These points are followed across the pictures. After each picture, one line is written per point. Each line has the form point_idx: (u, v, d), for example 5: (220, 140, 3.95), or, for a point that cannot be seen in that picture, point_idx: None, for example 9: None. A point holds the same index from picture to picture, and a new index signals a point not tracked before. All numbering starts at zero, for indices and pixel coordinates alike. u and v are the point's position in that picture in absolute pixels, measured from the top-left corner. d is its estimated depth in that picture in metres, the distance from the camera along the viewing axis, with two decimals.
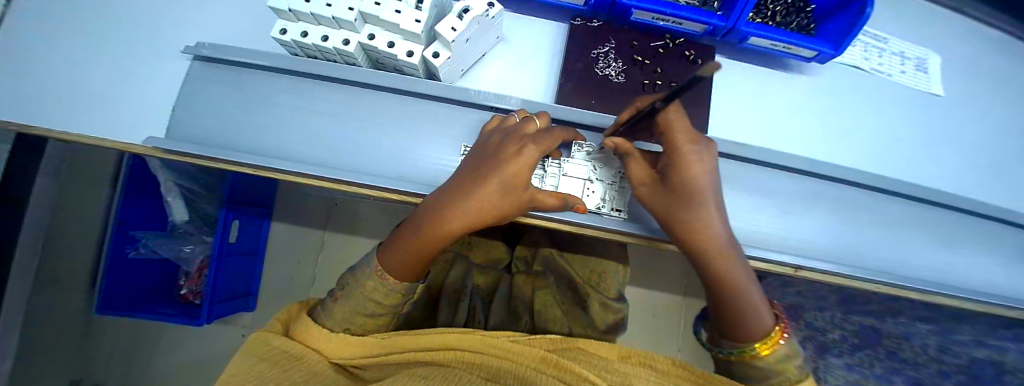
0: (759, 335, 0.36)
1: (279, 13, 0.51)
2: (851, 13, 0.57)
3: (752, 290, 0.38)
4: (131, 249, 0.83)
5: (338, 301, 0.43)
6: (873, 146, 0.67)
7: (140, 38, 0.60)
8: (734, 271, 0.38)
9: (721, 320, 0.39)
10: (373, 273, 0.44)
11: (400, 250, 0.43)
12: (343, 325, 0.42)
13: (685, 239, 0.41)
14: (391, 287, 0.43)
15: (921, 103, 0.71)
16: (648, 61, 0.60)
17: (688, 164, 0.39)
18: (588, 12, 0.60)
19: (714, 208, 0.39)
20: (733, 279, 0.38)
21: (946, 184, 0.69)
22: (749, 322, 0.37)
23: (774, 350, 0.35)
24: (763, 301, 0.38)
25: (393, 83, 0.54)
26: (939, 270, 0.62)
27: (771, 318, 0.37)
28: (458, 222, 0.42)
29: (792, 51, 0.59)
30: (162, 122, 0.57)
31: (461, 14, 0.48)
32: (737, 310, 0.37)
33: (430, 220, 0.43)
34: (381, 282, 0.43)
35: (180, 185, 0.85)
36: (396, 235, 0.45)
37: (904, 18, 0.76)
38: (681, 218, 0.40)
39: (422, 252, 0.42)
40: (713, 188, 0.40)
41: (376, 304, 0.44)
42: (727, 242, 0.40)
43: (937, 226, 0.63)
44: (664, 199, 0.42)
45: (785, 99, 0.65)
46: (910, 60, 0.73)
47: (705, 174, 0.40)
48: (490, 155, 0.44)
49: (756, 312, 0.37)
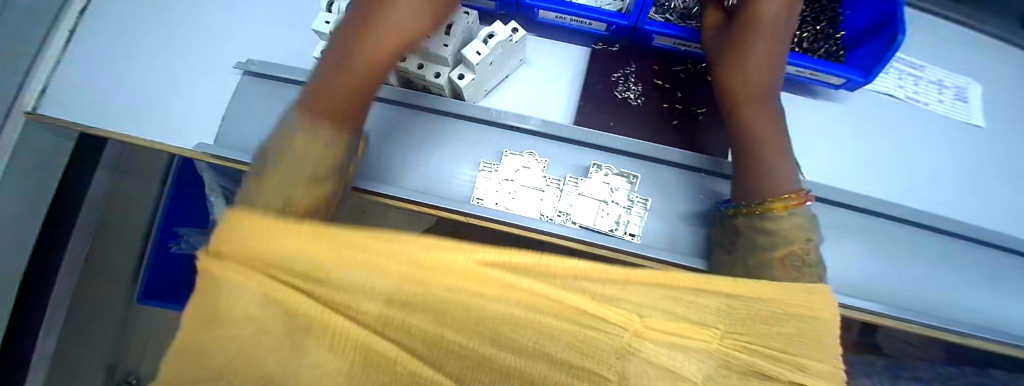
0: (774, 190, 0.44)
1: (320, 36, 0.56)
2: (883, 39, 0.55)
3: (773, 157, 0.45)
4: (174, 243, 0.91)
5: (264, 177, 0.37)
6: (912, 178, 0.63)
7: (196, 53, 0.67)
8: (765, 138, 0.46)
9: (745, 173, 0.46)
10: (301, 128, 0.40)
11: (334, 90, 0.42)
12: (283, 200, 0.36)
13: (738, 87, 0.48)
14: (328, 132, 0.41)
15: (963, 136, 0.67)
16: (669, 85, 0.60)
17: (758, 13, 0.48)
18: (609, 36, 0.62)
19: (764, 52, 0.48)
20: (766, 142, 0.46)
21: (995, 220, 0.64)
22: (771, 176, 0.44)
23: (786, 207, 0.43)
24: (786, 170, 0.45)
25: (419, 102, 0.57)
26: (981, 312, 0.58)
27: (791, 186, 0.44)
28: (382, 44, 0.43)
29: (819, 78, 0.58)
30: (206, 128, 0.62)
31: (487, 39, 0.51)
32: (763, 164, 0.45)
33: (347, 54, 0.43)
34: (313, 132, 0.40)
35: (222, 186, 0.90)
36: (317, 85, 0.43)
37: (943, 47, 0.73)
38: (745, 58, 0.48)
39: (360, 92, 0.43)
40: (775, 38, 0.48)
41: (307, 176, 0.38)
42: (767, 101, 0.48)
43: (980, 268, 0.59)
44: (727, 48, 0.50)
45: (814, 124, 0.62)
46: (950, 89, 0.70)
47: (771, 23, 0.48)
48: None
49: (779, 171, 0.45)
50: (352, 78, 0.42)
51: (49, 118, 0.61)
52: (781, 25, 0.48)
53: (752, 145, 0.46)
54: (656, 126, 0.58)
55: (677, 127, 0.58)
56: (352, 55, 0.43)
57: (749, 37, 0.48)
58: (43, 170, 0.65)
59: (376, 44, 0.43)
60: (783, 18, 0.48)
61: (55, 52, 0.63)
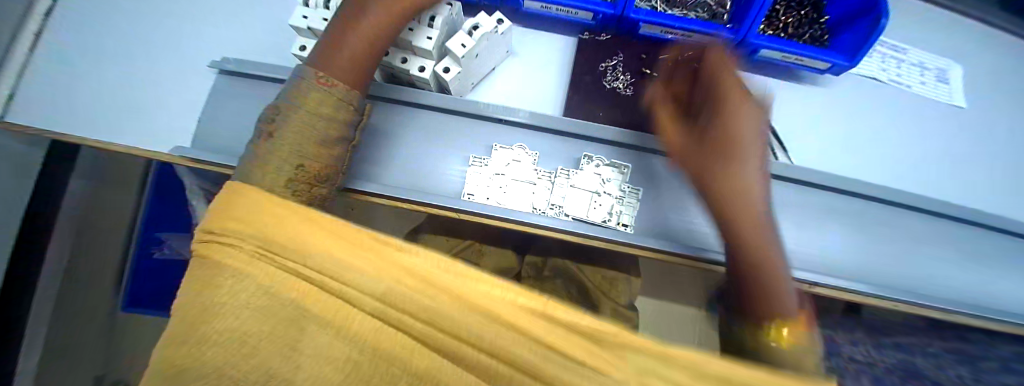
0: (783, 312, 0.34)
1: (298, 32, 0.54)
2: (867, 22, 0.55)
3: (780, 273, 0.35)
4: (156, 249, 0.88)
5: (273, 140, 0.35)
6: (896, 159, 0.64)
7: (168, 52, 0.64)
8: (770, 245, 0.35)
9: (745, 300, 0.36)
10: (312, 82, 0.37)
11: (342, 57, 0.40)
12: (294, 161, 0.35)
13: (724, 197, 0.37)
14: (337, 94, 0.38)
15: (943, 116, 0.69)
16: (657, 74, 0.60)
17: (726, 118, 0.38)
18: (596, 26, 0.61)
19: (749, 145, 0.37)
20: (773, 251, 0.35)
21: (975, 196, 0.66)
22: (781, 297, 0.34)
23: (791, 337, 0.33)
24: (790, 282, 0.36)
25: (404, 97, 0.55)
26: (961, 287, 0.60)
27: (797, 305, 0.35)
28: (384, 10, 0.42)
29: (804, 63, 0.58)
30: (183, 130, 0.60)
31: (472, 30, 0.50)
32: (773, 283, 0.35)
33: (348, 25, 0.41)
34: (329, 87, 0.38)
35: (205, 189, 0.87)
36: (322, 53, 0.40)
37: (923, 29, 0.75)
38: (727, 164, 0.37)
39: (373, 55, 0.42)
40: (754, 125, 0.38)
41: (314, 141, 0.36)
42: (762, 203, 0.37)
43: (960, 244, 0.61)
44: (701, 160, 0.39)
45: (801, 108, 0.63)
46: (931, 70, 0.71)
47: (749, 123, 0.38)
48: None
49: (789, 288, 0.35)
50: (359, 45, 0.41)
51: (16, 125, 0.58)
52: (755, 110, 0.39)
53: (753, 254, 0.35)
54: (645, 115, 0.57)
55: None
56: (356, 25, 0.41)
57: (723, 159, 0.37)
58: (12, 180, 0.62)
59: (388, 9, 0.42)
60: (756, 107, 0.39)
61: (19, 56, 0.60)
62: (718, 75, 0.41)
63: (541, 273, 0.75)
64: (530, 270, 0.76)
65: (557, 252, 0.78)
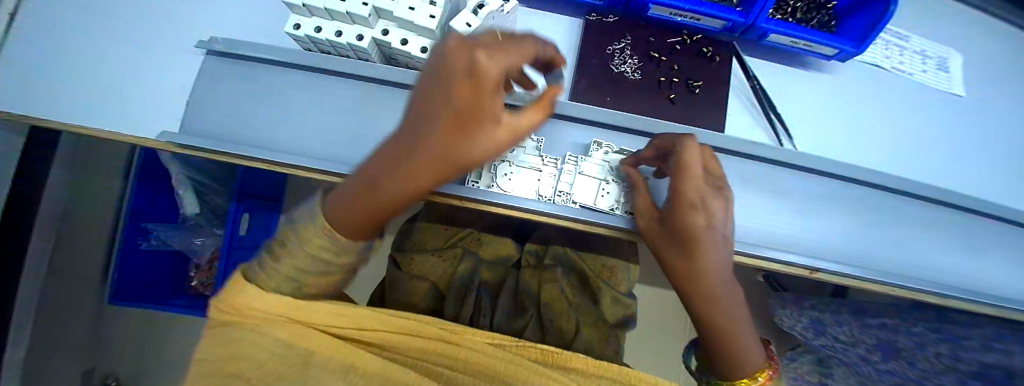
0: (743, 376, 0.40)
1: (292, 9, 0.51)
2: (876, 8, 0.55)
3: (742, 340, 0.40)
4: (143, 241, 0.84)
5: (279, 258, 0.31)
6: (897, 147, 0.65)
7: (151, 32, 0.60)
8: (733, 327, 0.40)
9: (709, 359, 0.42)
10: (320, 229, 0.31)
11: (357, 218, 0.30)
12: (303, 271, 0.31)
13: (684, 285, 0.41)
14: (345, 247, 0.32)
15: (943, 104, 0.69)
16: (665, 58, 0.58)
17: (684, 219, 0.37)
18: (604, 7, 0.59)
19: (711, 248, 0.38)
20: (736, 329, 0.40)
21: (966, 183, 0.67)
22: (741, 365, 0.40)
23: None
24: (754, 346, 0.41)
25: (406, 79, 0.53)
26: (952, 271, 0.62)
27: (760, 360, 0.41)
28: (419, 185, 0.27)
29: (812, 49, 0.57)
30: (173, 115, 0.57)
31: (476, 9, 0.48)
32: (734, 355, 0.40)
33: (374, 183, 0.28)
34: (330, 241, 0.31)
35: (192, 179, 0.83)
36: (344, 201, 0.30)
37: (925, 17, 0.75)
38: (685, 262, 0.39)
39: (383, 215, 0.31)
40: (715, 226, 0.37)
41: (325, 262, 0.32)
42: (724, 289, 0.40)
43: (951, 230, 0.62)
44: (666, 245, 0.42)
45: (807, 95, 0.62)
46: (932, 58, 0.72)
47: (707, 227, 0.37)
48: (431, 84, 0.21)
49: (750, 354, 0.40)
50: (380, 209, 0.30)
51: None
52: (718, 206, 0.37)
53: (713, 333, 0.40)
54: (653, 100, 0.56)
55: (674, 101, 0.56)
56: (370, 193, 0.28)
57: (684, 253, 0.39)
58: None
59: (400, 183, 0.27)
60: (721, 207, 0.38)
61: None
62: (681, 169, 0.38)
63: (542, 261, 0.72)
64: (530, 259, 0.73)
65: (558, 240, 0.77)
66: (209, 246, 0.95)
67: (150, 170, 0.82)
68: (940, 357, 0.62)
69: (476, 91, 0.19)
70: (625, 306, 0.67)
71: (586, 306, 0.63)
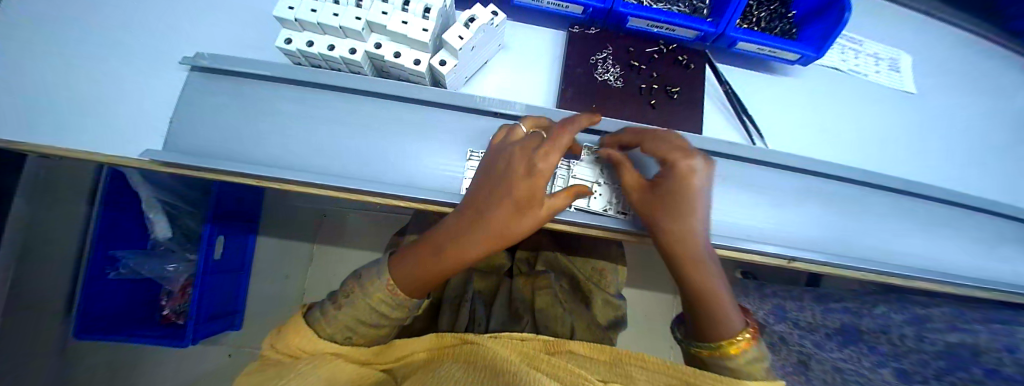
0: (732, 335, 0.40)
1: (283, 24, 0.52)
2: (831, 18, 0.60)
3: (728, 301, 0.43)
4: (111, 270, 0.75)
5: (340, 308, 0.42)
6: (857, 142, 0.70)
7: (131, 51, 0.59)
8: (715, 285, 0.43)
9: (702, 326, 0.43)
10: (383, 286, 0.43)
11: (418, 269, 0.44)
12: (360, 321, 0.43)
13: (680, 245, 0.44)
14: (401, 302, 0.44)
15: (895, 102, 0.76)
16: (645, 66, 0.62)
17: (687, 178, 0.43)
18: (586, 19, 0.62)
19: (702, 210, 0.43)
20: (720, 286, 0.43)
21: (919, 173, 0.74)
22: (728, 320, 0.41)
23: (743, 351, 0.40)
24: (735, 308, 0.43)
25: (397, 91, 0.54)
26: (912, 255, 0.67)
27: (744, 321, 0.42)
28: (482, 245, 0.45)
29: (777, 55, 0.62)
30: (154, 134, 0.56)
31: (468, 23, 0.50)
32: (721, 310, 0.42)
33: (447, 243, 0.45)
34: (391, 295, 0.43)
35: (162, 200, 0.78)
36: (418, 256, 0.45)
37: (874, 23, 0.83)
38: (679, 218, 0.43)
39: (441, 273, 0.45)
40: (705, 188, 0.44)
41: (381, 315, 0.43)
42: (708, 251, 0.45)
43: (909, 217, 0.68)
44: (658, 207, 0.45)
45: (775, 98, 0.67)
46: (884, 60, 0.79)
47: (701, 189, 0.43)
48: (507, 177, 0.45)
49: (734, 311, 0.42)
50: (443, 261, 0.44)
51: None
52: (708, 173, 0.44)
53: (705, 291, 0.43)
54: (635, 106, 0.59)
55: (655, 106, 0.60)
56: (442, 250, 0.44)
57: (681, 208, 0.43)
58: None
59: (473, 233, 0.44)
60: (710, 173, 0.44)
61: None
62: (665, 143, 0.46)
63: (533, 267, 0.72)
64: (523, 265, 0.73)
65: (547, 246, 0.78)
66: (182, 273, 0.86)
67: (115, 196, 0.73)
68: (905, 338, 0.67)
69: (537, 180, 0.43)
70: (617, 308, 0.68)
71: (579, 309, 0.64)
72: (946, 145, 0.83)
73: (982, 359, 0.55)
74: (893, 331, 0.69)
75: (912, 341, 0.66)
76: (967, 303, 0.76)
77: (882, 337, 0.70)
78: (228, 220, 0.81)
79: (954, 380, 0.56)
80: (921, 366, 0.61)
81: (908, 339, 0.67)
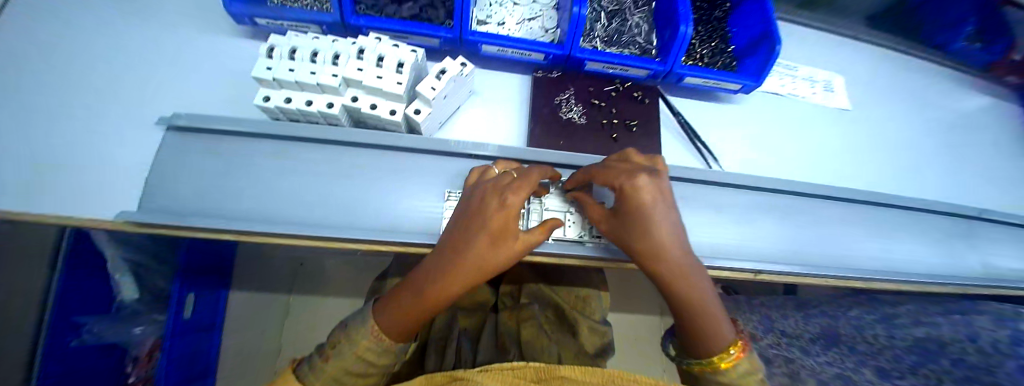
0: (721, 349, 0.42)
1: (262, 83, 0.54)
2: (764, 53, 0.68)
3: (712, 315, 0.44)
4: (73, 337, 0.67)
5: (328, 360, 0.43)
6: (805, 158, 0.77)
7: (110, 117, 0.61)
8: (696, 302, 0.43)
9: (691, 345, 0.44)
10: (369, 332, 0.44)
11: (398, 313, 0.45)
12: (345, 372, 0.43)
13: (652, 266, 0.44)
14: (386, 347, 0.45)
15: (833, 119, 0.84)
16: (605, 103, 0.67)
17: (637, 197, 0.44)
18: (548, 65, 0.68)
19: (663, 226, 0.44)
20: (698, 301, 0.43)
21: (863, 182, 0.81)
22: (710, 336, 0.42)
23: (734, 364, 0.41)
24: (722, 319, 0.44)
25: (375, 139, 0.57)
26: (866, 257, 0.73)
27: (732, 332, 0.43)
28: (461, 281, 0.46)
29: (722, 86, 0.69)
30: (130, 195, 0.56)
31: (439, 75, 0.54)
32: (701, 326, 0.43)
33: (424, 285, 0.45)
34: (376, 342, 0.44)
35: (127, 259, 0.76)
36: (397, 302, 0.46)
37: (804, 51, 0.93)
38: (643, 241, 0.44)
39: (422, 314, 0.45)
40: (662, 205, 0.44)
41: (369, 363, 0.44)
42: (687, 265, 0.44)
43: (859, 222, 0.74)
44: (623, 232, 0.46)
45: (725, 123, 0.74)
46: (819, 83, 0.88)
47: (656, 205, 0.44)
48: (478, 214, 0.47)
49: (717, 325, 0.43)
50: (422, 303, 0.45)
51: None
52: (657, 189, 0.45)
53: (685, 309, 0.44)
54: (600, 140, 0.64)
55: (617, 140, 0.64)
56: (421, 292, 0.45)
57: (641, 229, 0.44)
58: None
59: (449, 273, 0.45)
60: (660, 187, 0.45)
61: None
62: (613, 169, 0.48)
63: (517, 301, 0.74)
64: (507, 300, 0.76)
65: (530, 279, 0.81)
66: (149, 335, 0.83)
67: (76, 258, 0.67)
68: (878, 336, 0.71)
69: (505, 216, 0.46)
70: (602, 334, 0.68)
71: (566, 340, 0.65)
72: (885, 152, 0.91)
73: (949, 351, 0.59)
74: (867, 331, 0.73)
75: (885, 338, 0.70)
76: (928, 297, 0.81)
77: (859, 339, 0.73)
78: (200, 274, 0.81)
79: (928, 374, 0.59)
80: (899, 362, 0.64)
81: (881, 338, 0.70)
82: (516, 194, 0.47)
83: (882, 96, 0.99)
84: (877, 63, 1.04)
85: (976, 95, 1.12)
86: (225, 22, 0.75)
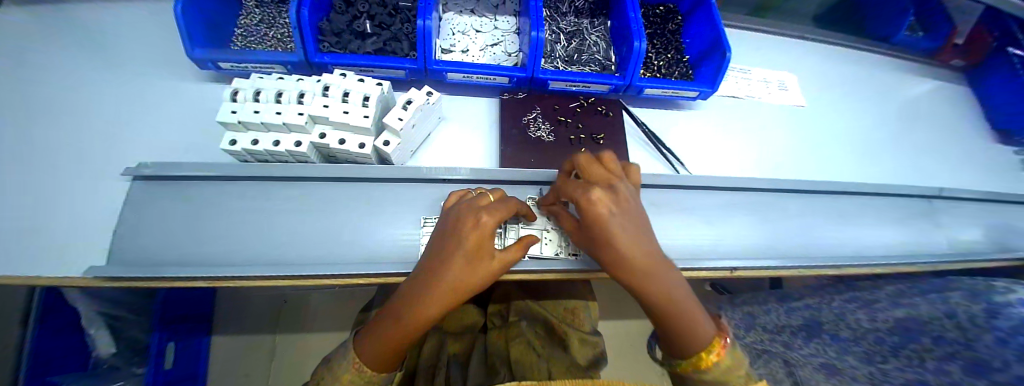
0: (703, 350, 0.43)
1: (227, 126, 0.55)
2: (715, 60, 0.72)
3: (693, 317, 0.44)
4: None
5: None
6: (767, 155, 0.81)
7: (74, 171, 0.59)
8: (674, 307, 0.44)
9: (676, 348, 0.46)
10: (350, 365, 0.45)
11: (378, 344, 0.45)
12: None
13: (626, 277, 0.45)
14: (369, 377, 0.46)
15: (790, 115, 0.89)
16: (570, 119, 0.70)
17: (595, 212, 0.43)
18: (512, 87, 0.70)
19: (629, 236, 0.43)
20: (676, 307, 0.44)
21: (825, 172, 0.85)
22: (691, 338, 0.44)
23: (716, 362, 0.43)
24: (703, 318, 0.45)
25: (347, 173, 0.57)
26: (836, 246, 0.75)
27: (713, 329, 0.45)
28: (437, 306, 0.45)
29: (680, 94, 0.73)
30: (95, 250, 0.54)
31: (405, 105, 0.56)
32: (681, 331, 0.44)
33: (401, 313, 0.45)
34: (357, 373, 0.45)
35: (102, 314, 0.73)
36: (375, 333, 0.45)
37: (756, 55, 0.99)
38: (612, 253, 0.44)
39: (401, 343, 0.45)
40: (623, 215, 0.44)
41: None
42: (660, 270, 0.44)
43: (826, 212, 0.77)
44: (595, 246, 0.46)
45: (689, 129, 0.77)
46: (773, 82, 0.93)
47: (616, 216, 0.44)
48: (452, 235, 0.47)
49: (697, 327, 0.44)
50: (398, 331, 0.44)
51: None
52: (617, 200, 0.45)
53: (665, 315, 0.44)
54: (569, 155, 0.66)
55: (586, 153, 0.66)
56: (397, 321, 0.44)
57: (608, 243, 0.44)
58: None
59: (425, 301, 0.45)
60: (618, 197, 0.45)
61: None
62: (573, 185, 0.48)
63: (506, 319, 0.74)
64: (496, 319, 0.76)
65: (518, 295, 0.80)
66: None
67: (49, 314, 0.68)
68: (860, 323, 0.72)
69: (478, 238, 0.46)
70: (594, 344, 0.68)
71: (557, 354, 0.62)
72: (843, 143, 0.96)
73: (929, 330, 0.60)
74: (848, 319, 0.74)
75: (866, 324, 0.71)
76: (902, 278, 0.84)
77: (841, 327, 0.74)
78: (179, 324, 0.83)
79: (910, 356, 0.60)
80: (882, 346, 0.65)
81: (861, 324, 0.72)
82: (489, 215, 0.47)
83: (833, 90, 1.05)
84: (825, 60, 1.11)
85: (924, 82, 1.19)
86: (190, 66, 0.76)
